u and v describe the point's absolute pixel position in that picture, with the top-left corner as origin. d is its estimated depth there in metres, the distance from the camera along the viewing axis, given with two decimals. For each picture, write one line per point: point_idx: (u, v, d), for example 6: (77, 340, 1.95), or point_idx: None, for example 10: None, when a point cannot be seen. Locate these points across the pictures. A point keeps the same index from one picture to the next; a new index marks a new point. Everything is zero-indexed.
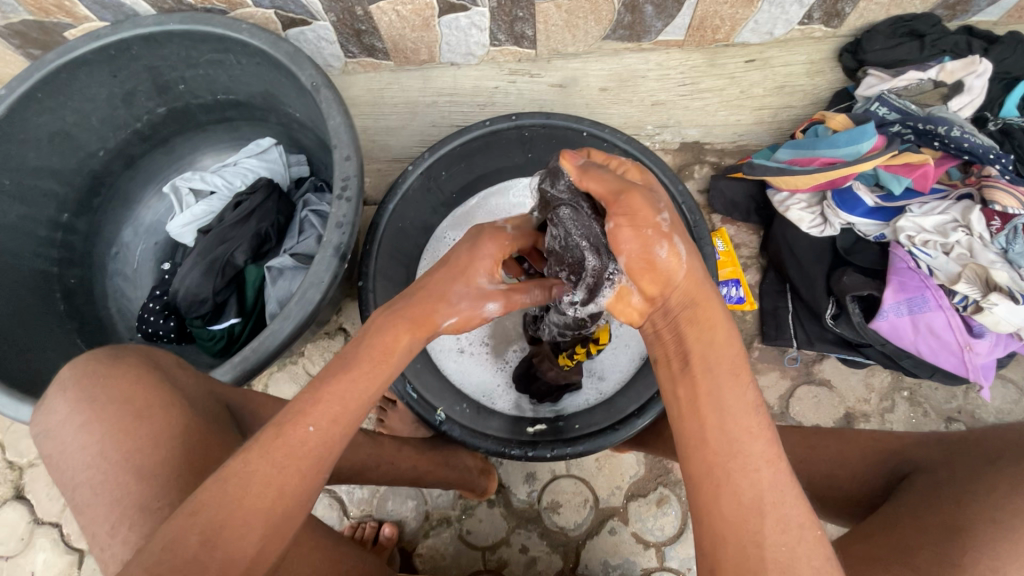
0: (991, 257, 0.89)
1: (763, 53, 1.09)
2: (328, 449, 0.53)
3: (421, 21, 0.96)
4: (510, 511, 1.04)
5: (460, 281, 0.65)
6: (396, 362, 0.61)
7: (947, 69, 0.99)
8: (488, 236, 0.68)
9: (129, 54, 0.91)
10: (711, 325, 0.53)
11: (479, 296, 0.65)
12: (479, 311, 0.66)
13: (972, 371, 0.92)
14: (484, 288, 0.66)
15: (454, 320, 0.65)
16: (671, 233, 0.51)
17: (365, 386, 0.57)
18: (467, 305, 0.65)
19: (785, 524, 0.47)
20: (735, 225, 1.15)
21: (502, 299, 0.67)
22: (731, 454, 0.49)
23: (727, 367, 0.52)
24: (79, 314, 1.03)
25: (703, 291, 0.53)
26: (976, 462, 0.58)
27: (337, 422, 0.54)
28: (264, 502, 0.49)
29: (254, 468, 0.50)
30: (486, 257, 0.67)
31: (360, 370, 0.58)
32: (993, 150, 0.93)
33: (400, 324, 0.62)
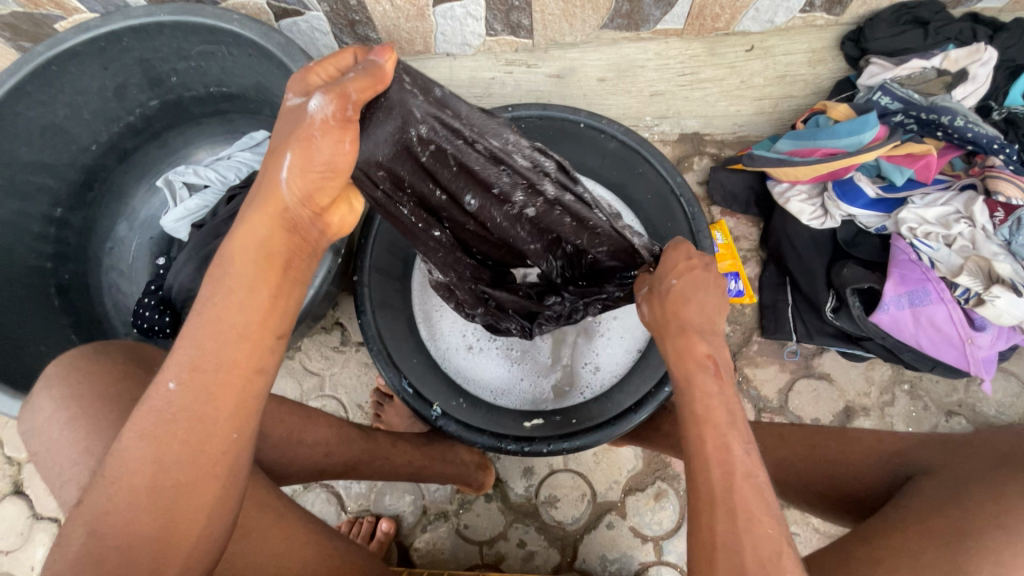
0: (993, 249, 0.88)
1: (764, 41, 1.04)
2: (195, 406, 0.47)
3: (416, 10, 0.94)
4: (508, 505, 1.04)
5: (279, 124, 0.51)
6: (248, 267, 0.50)
7: (951, 58, 0.97)
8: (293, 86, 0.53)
9: (121, 46, 0.89)
10: (694, 358, 0.58)
11: (295, 115, 0.50)
12: (305, 116, 0.49)
13: (973, 365, 0.91)
14: (295, 105, 0.51)
15: (290, 161, 0.49)
16: (667, 302, 0.62)
17: (223, 312, 0.49)
18: (290, 129, 0.50)
19: (746, 523, 0.49)
20: (734, 218, 1.14)
21: (328, 93, 0.49)
22: (705, 459, 0.53)
23: (709, 396, 0.56)
24: (74, 309, 1.03)
25: (698, 338, 0.59)
26: (981, 465, 0.57)
27: (196, 370, 0.47)
28: (140, 478, 0.46)
29: (129, 444, 0.47)
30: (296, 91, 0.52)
31: (217, 304, 0.49)
32: (997, 141, 0.91)
33: (242, 223, 0.51)
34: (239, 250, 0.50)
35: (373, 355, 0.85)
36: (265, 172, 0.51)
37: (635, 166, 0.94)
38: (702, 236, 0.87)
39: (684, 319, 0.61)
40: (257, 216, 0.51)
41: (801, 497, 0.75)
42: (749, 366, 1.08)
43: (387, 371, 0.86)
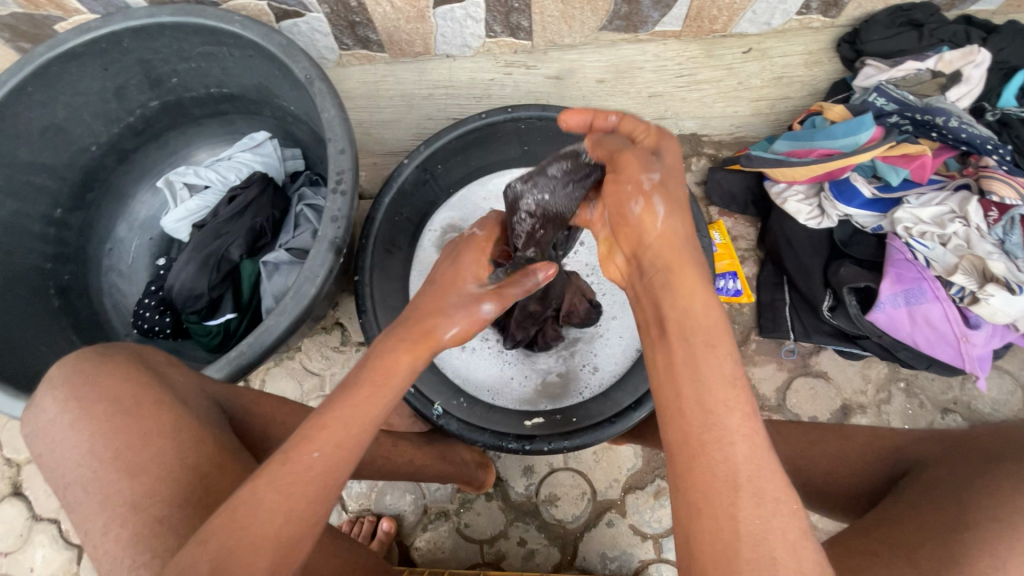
0: (988, 247, 0.89)
1: (761, 44, 1.05)
2: (333, 475, 0.50)
3: (416, 12, 0.95)
4: (508, 503, 1.05)
5: (452, 292, 0.66)
6: (397, 385, 0.58)
7: (945, 60, 0.98)
8: (465, 248, 0.70)
9: (121, 47, 0.90)
10: (687, 285, 0.51)
11: (472, 301, 0.65)
12: (478, 314, 0.65)
13: (968, 363, 0.92)
14: (473, 292, 0.66)
15: (456, 330, 0.63)
16: (651, 191, 0.54)
17: (371, 404, 0.54)
18: (465, 314, 0.64)
19: (760, 497, 0.43)
20: (732, 218, 1.15)
21: (494, 298, 0.66)
22: (706, 425, 0.46)
23: (704, 334, 0.49)
24: (74, 310, 1.03)
25: (680, 248, 0.53)
26: (979, 460, 0.58)
27: (342, 446, 0.51)
28: (273, 528, 0.47)
29: (262, 495, 0.48)
30: (469, 267, 0.68)
31: (364, 393, 0.55)
32: (990, 141, 0.93)
33: (397, 344, 0.60)
34: (390, 366, 0.58)
35: None
36: (435, 319, 0.63)
37: None
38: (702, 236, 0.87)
39: (672, 218, 0.54)
40: (416, 343, 0.60)
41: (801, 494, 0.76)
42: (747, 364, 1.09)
43: None
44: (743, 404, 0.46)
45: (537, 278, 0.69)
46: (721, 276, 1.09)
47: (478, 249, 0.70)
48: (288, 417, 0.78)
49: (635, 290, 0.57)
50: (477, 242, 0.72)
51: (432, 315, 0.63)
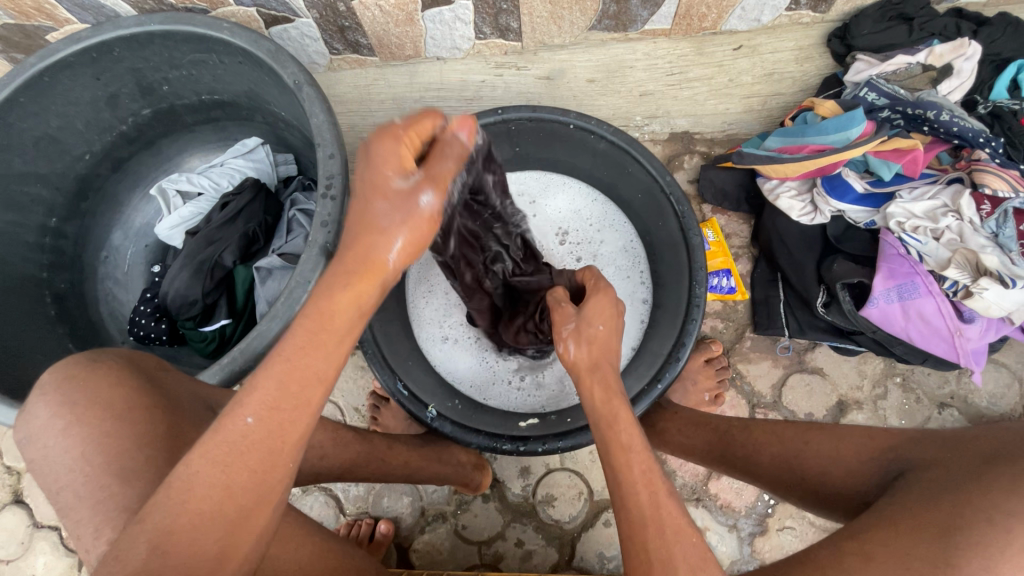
0: (982, 241, 0.88)
1: (752, 40, 1.06)
2: (272, 440, 0.49)
3: (405, 15, 0.95)
4: (505, 504, 1.05)
5: (378, 199, 0.53)
6: (340, 327, 0.53)
7: (936, 53, 0.97)
8: (374, 137, 0.54)
9: (112, 56, 0.90)
10: (591, 391, 0.63)
11: (407, 201, 0.53)
12: (417, 211, 0.54)
13: (963, 357, 0.92)
14: (402, 189, 0.53)
15: (400, 245, 0.54)
16: (567, 337, 0.68)
17: (304, 357, 0.51)
18: (402, 218, 0.53)
19: (662, 529, 0.51)
20: (725, 215, 1.15)
21: (431, 184, 0.54)
22: (617, 484, 0.55)
23: (605, 419, 0.60)
24: (70, 318, 1.03)
25: (593, 372, 0.65)
26: (970, 461, 0.57)
27: (276, 409, 0.50)
28: (209, 504, 0.47)
29: (197, 469, 0.48)
30: (391, 159, 0.53)
31: (295, 344, 0.51)
32: (982, 134, 0.91)
33: (339, 281, 0.53)
34: (323, 310, 0.52)
35: (369, 357, 0.86)
36: (372, 238, 0.53)
37: (624, 166, 0.95)
38: (693, 233, 0.88)
39: (582, 354, 0.66)
40: (361, 279, 0.53)
41: (794, 495, 0.75)
42: (742, 362, 1.09)
43: (382, 374, 0.86)
44: (642, 460, 0.56)
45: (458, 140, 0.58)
46: (715, 274, 1.09)
47: (398, 138, 0.54)
48: None
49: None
50: (390, 131, 0.54)
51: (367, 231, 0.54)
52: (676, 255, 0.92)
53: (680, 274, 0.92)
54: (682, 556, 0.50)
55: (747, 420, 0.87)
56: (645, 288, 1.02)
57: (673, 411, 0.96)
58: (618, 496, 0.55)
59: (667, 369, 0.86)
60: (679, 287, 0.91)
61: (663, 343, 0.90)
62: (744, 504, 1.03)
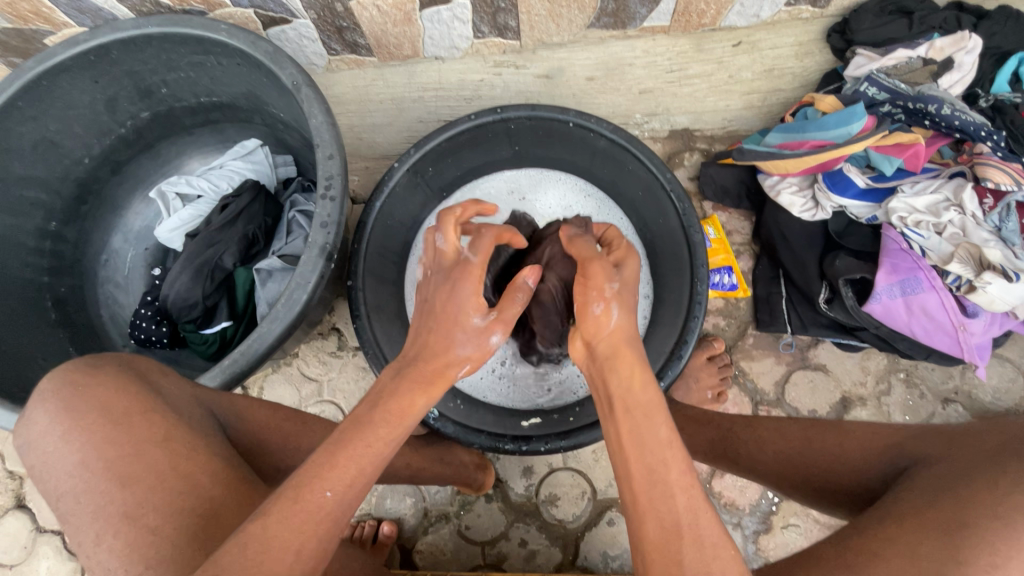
0: (984, 235, 0.88)
1: (751, 36, 1.05)
2: (347, 513, 0.50)
3: (402, 15, 0.95)
4: (508, 504, 1.04)
5: (457, 329, 0.63)
6: (412, 422, 0.58)
7: (936, 46, 0.97)
8: (461, 279, 0.64)
9: (110, 59, 0.90)
10: (629, 371, 0.58)
11: (480, 334, 0.64)
12: (486, 347, 0.65)
13: (967, 352, 0.92)
14: (479, 325, 0.63)
15: (467, 368, 0.64)
16: (611, 298, 0.62)
17: (385, 444, 0.55)
18: (473, 348, 0.63)
19: (699, 543, 0.47)
20: (726, 212, 1.14)
21: (500, 326, 0.65)
22: (652, 482, 0.51)
23: (643, 407, 0.56)
24: (71, 322, 1.03)
25: (625, 344, 0.61)
26: (974, 456, 0.57)
27: (356, 484, 0.51)
28: (281, 568, 0.45)
29: (275, 533, 0.46)
30: (472, 300, 0.63)
31: (378, 432, 0.54)
32: (984, 127, 0.92)
33: (413, 385, 0.59)
34: (401, 408, 0.57)
35: (370, 359, 0.87)
36: (446, 360, 0.62)
37: (624, 164, 0.95)
38: (694, 231, 0.88)
39: (622, 320, 0.62)
40: (430, 385, 0.60)
41: (799, 492, 0.75)
42: (745, 359, 1.09)
43: None
44: (680, 461, 0.52)
45: (526, 283, 0.69)
46: (716, 271, 1.09)
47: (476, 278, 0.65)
48: (282, 423, 0.79)
49: (590, 372, 0.64)
50: (470, 268, 0.65)
51: (439, 351, 0.62)
52: (676, 252, 0.92)
53: (680, 272, 0.92)
54: (719, 564, 0.46)
55: (750, 418, 0.86)
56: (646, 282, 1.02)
57: (676, 408, 0.95)
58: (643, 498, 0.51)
59: (668, 367, 0.86)
60: (681, 286, 0.91)
61: (666, 339, 0.90)
62: (748, 501, 1.02)
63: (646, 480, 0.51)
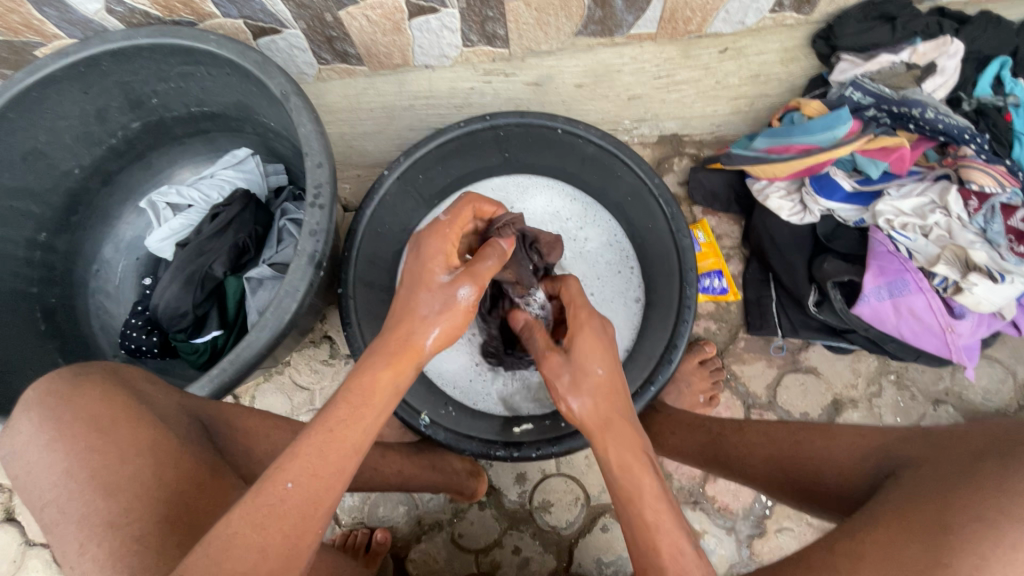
0: (969, 237, 0.89)
1: (736, 43, 1.03)
2: (312, 506, 0.50)
3: (392, 25, 0.95)
4: (502, 511, 1.04)
5: (423, 288, 0.63)
6: (381, 403, 0.57)
7: (919, 51, 0.99)
8: (427, 238, 0.67)
9: (100, 70, 0.90)
10: (606, 445, 0.61)
11: (448, 290, 0.63)
12: (455, 303, 0.63)
13: (955, 353, 0.92)
14: (446, 282, 0.63)
15: (437, 332, 0.62)
16: (569, 391, 0.65)
17: (347, 429, 0.54)
18: (441, 306, 0.62)
19: None
20: (716, 216, 1.15)
21: (469, 280, 0.64)
22: (648, 567, 0.53)
23: (628, 490, 0.57)
24: (61, 332, 1.03)
25: (605, 427, 0.62)
26: (959, 458, 0.57)
27: (317, 476, 0.51)
28: (244, 565, 0.46)
29: (234, 530, 0.48)
30: (439, 258, 0.65)
31: (339, 415, 0.55)
32: (967, 130, 0.93)
33: (378, 360, 0.59)
34: (368, 389, 0.57)
35: None
36: (414, 326, 0.62)
37: (613, 170, 0.96)
38: (682, 235, 0.90)
39: (591, 406, 0.63)
40: (397, 358, 0.60)
41: (789, 496, 0.75)
42: (736, 363, 1.09)
43: None
44: (673, 538, 0.53)
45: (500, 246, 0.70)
46: (707, 275, 1.09)
47: (444, 235, 0.67)
48: (271, 431, 0.79)
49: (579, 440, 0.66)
50: (439, 228, 0.68)
51: (410, 316, 0.62)
52: (665, 257, 0.93)
53: (671, 276, 0.92)
54: None
55: (741, 422, 0.86)
56: (638, 285, 1.00)
57: (667, 413, 0.96)
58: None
59: (659, 370, 0.88)
60: (670, 288, 0.91)
61: (656, 343, 0.91)
62: (742, 506, 1.02)
63: (643, 563, 0.53)
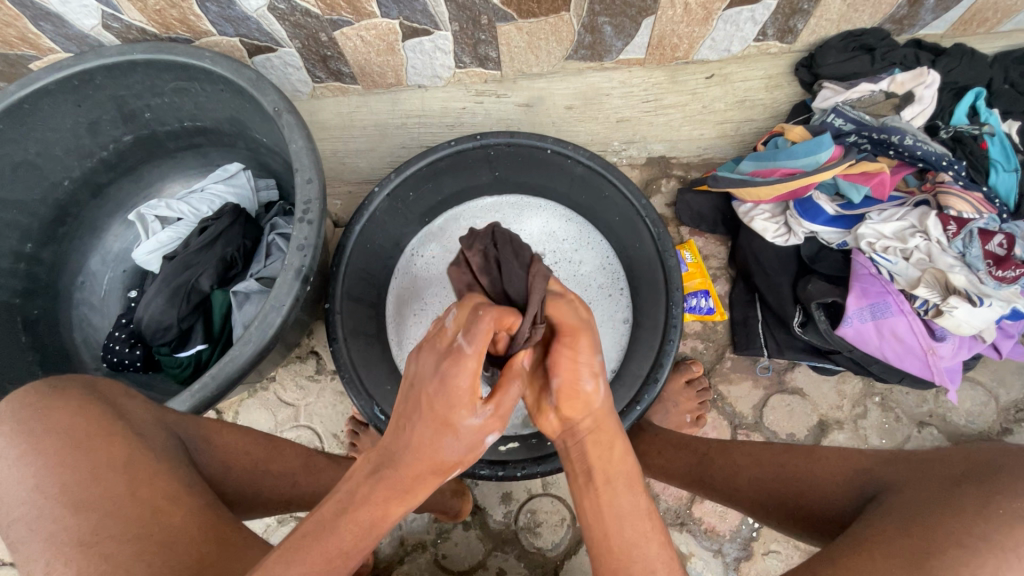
0: (949, 260, 0.91)
1: (723, 69, 1.09)
2: None
3: (386, 45, 0.98)
4: (487, 532, 1.03)
5: (448, 430, 0.51)
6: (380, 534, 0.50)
7: (898, 81, 1.02)
8: (444, 364, 0.51)
9: (94, 84, 0.91)
10: (612, 443, 0.58)
11: (475, 438, 0.53)
12: (480, 446, 0.54)
13: (938, 375, 0.93)
14: (474, 426, 0.52)
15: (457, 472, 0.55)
16: (601, 372, 0.60)
17: (348, 546, 0.48)
18: (466, 451, 0.53)
19: None
20: (703, 237, 1.16)
21: (499, 422, 0.55)
22: (630, 554, 0.51)
23: (623, 478, 0.56)
24: (42, 345, 1.02)
25: (609, 417, 0.60)
26: (941, 484, 0.57)
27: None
28: None
29: None
30: (465, 395, 0.51)
31: (339, 544, 0.48)
32: (945, 158, 0.96)
33: (387, 495, 0.50)
34: (374, 518, 0.49)
35: (346, 382, 0.86)
36: (432, 470, 0.52)
37: (601, 190, 0.97)
38: (669, 254, 0.90)
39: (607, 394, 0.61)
40: (409, 493, 0.51)
41: (774, 519, 0.74)
42: (723, 383, 1.09)
43: (359, 400, 0.86)
44: (659, 534, 0.53)
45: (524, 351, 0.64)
46: (693, 295, 1.10)
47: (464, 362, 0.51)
48: (252, 448, 0.78)
49: (565, 444, 0.61)
50: (462, 359, 0.51)
51: (428, 460, 0.51)
52: (653, 274, 0.94)
53: (657, 295, 0.93)
54: None
55: (726, 443, 0.86)
56: (625, 307, 1.03)
57: (654, 433, 0.96)
58: (604, 561, 0.52)
59: (646, 390, 0.87)
60: (656, 306, 0.92)
61: (642, 364, 0.92)
62: (729, 528, 1.01)
63: (613, 548, 0.52)
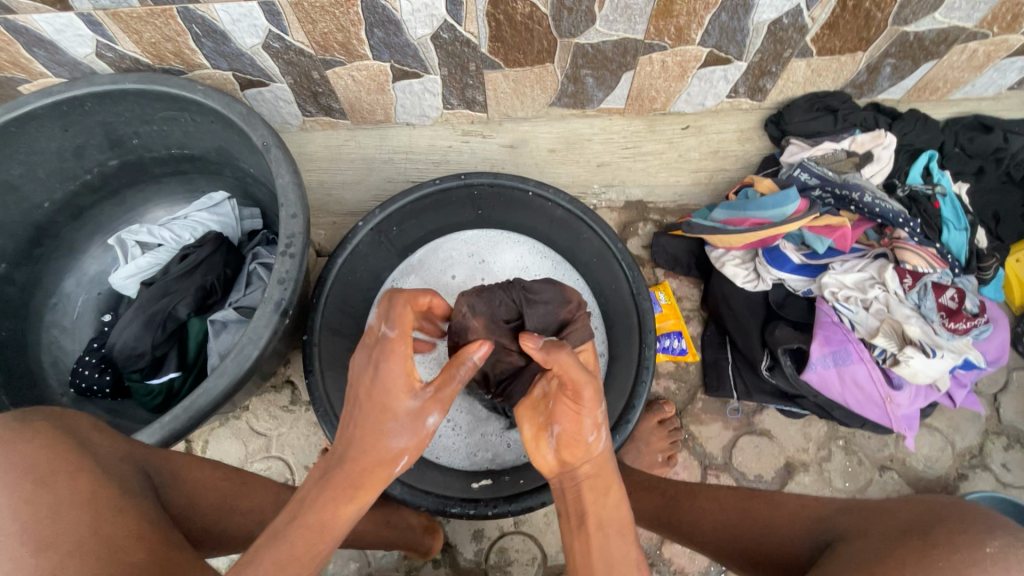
0: (906, 312, 0.96)
1: (698, 121, 1.16)
2: None
3: (377, 85, 1.01)
4: (457, 570, 1.01)
5: (390, 418, 0.58)
6: (336, 532, 0.55)
7: (858, 141, 1.09)
8: (380, 360, 0.59)
9: (83, 110, 0.92)
10: (609, 491, 0.60)
11: (415, 420, 0.58)
12: (423, 431, 0.59)
13: (895, 422, 0.97)
14: (412, 410, 0.58)
15: (406, 461, 0.59)
16: (603, 424, 0.61)
17: (308, 537, 0.53)
18: (410, 437, 0.58)
19: None
20: (677, 279, 1.20)
21: (437, 406, 0.60)
22: None
23: (614, 525, 0.58)
24: (7, 368, 1.00)
25: (609, 469, 0.62)
26: (889, 533, 0.59)
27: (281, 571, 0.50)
28: None
29: None
30: (400, 381, 0.58)
31: (291, 547, 0.52)
32: (901, 215, 1.01)
33: (340, 492, 0.56)
34: (326, 516, 0.55)
35: (320, 415, 0.85)
36: (380, 459, 0.58)
37: (580, 233, 1.00)
38: (642, 297, 0.93)
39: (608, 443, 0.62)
40: (361, 487, 0.57)
41: (737, 564, 0.76)
42: (694, 424, 1.11)
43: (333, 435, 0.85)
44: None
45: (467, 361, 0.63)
46: (667, 335, 1.13)
47: (393, 352, 0.59)
48: (221, 482, 0.77)
49: (562, 484, 0.63)
50: (391, 346, 0.59)
51: (373, 447, 0.58)
52: (627, 317, 0.97)
53: (631, 336, 0.95)
54: None
55: (692, 486, 0.88)
56: (601, 342, 1.06)
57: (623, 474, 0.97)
58: None
59: (617, 431, 0.89)
60: (631, 348, 0.94)
61: (616, 402, 0.93)
62: (697, 569, 1.02)
63: None
